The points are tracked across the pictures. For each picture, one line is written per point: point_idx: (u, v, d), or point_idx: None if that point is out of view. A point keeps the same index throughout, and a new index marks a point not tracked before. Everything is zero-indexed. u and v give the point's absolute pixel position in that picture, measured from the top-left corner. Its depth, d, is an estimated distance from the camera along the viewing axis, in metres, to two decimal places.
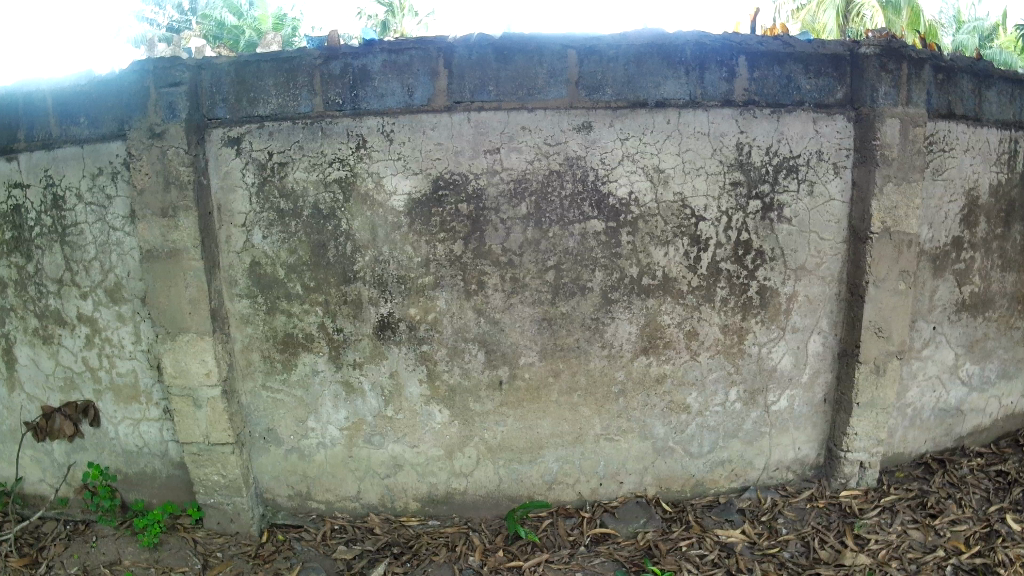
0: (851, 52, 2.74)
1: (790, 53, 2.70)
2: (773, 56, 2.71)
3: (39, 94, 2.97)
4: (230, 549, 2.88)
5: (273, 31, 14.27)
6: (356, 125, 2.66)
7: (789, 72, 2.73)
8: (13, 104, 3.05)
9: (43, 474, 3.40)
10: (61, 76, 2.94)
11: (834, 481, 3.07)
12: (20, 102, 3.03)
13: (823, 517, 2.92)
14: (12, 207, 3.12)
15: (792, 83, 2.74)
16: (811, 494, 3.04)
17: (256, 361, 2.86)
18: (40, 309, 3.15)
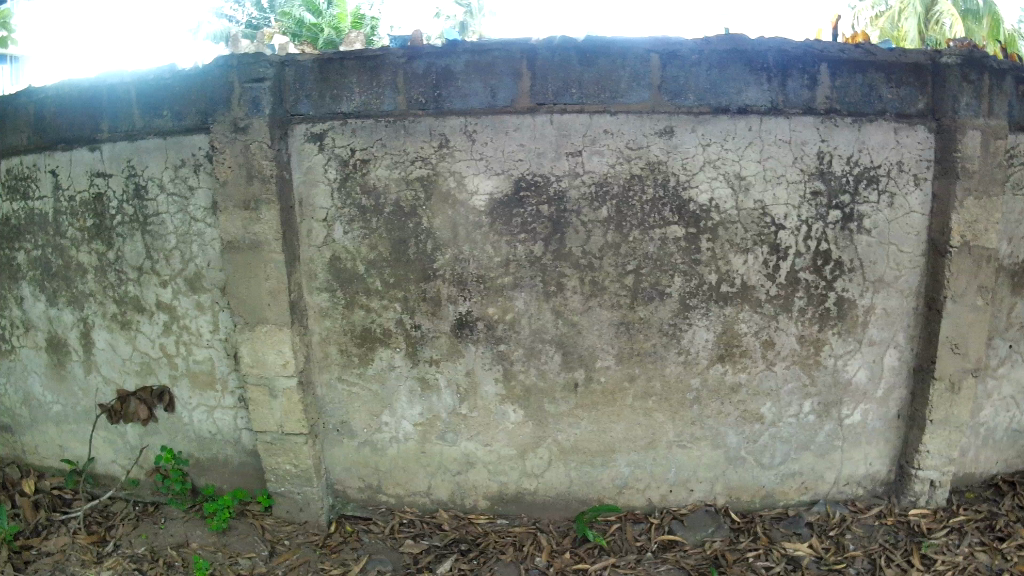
0: (933, 61, 2.70)
1: (871, 62, 2.67)
2: (855, 64, 2.67)
3: (123, 85, 3.04)
4: (298, 538, 2.93)
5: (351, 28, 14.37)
6: (439, 124, 2.68)
7: (871, 81, 2.69)
8: (96, 95, 3.11)
9: (115, 455, 3.51)
10: (146, 69, 3.00)
11: (903, 499, 3.02)
12: (103, 93, 3.09)
13: (891, 535, 2.86)
14: (94, 195, 3.19)
15: (873, 92, 2.70)
16: (880, 511, 2.99)
17: (333, 354, 2.89)
18: (119, 295, 3.23)
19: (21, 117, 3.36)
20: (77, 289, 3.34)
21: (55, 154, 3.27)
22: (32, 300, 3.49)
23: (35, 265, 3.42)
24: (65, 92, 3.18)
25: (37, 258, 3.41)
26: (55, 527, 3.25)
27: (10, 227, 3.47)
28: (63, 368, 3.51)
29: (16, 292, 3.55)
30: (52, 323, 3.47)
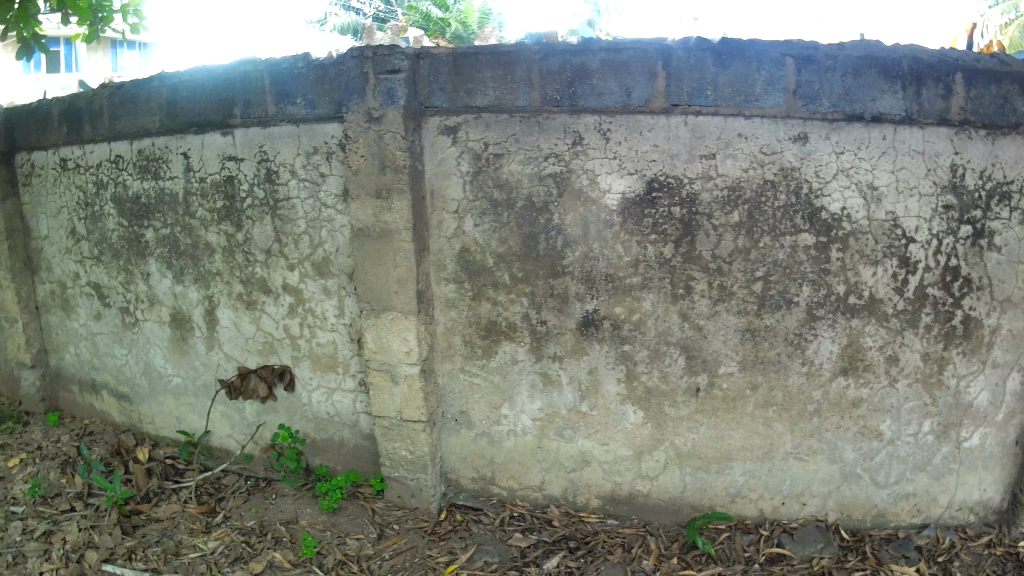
0: None
1: (1007, 72, 2.59)
2: (989, 74, 2.58)
3: (256, 72, 3.07)
4: (407, 523, 3.01)
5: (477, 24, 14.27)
6: (574, 121, 2.69)
7: (1005, 92, 2.60)
8: (228, 81, 3.16)
9: (231, 430, 3.63)
10: (279, 56, 3.02)
11: (1014, 530, 2.89)
12: (236, 79, 3.13)
13: (999, 566, 2.76)
14: (225, 178, 3.29)
15: (1007, 104, 2.60)
16: (990, 541, 2.88)
17: (457, 345, 2.95)
18: (246, 275, 3.32)
19: (152, 102, 3.44)
20: (204, 269, 3.45)
21: (188, 137, 3.37)
22: (159, 276, 3.65)
23: (163, 243, 3.58)
24: (197, 78, 3.25)
25: (166, 236, 3.56)
26: (165, 495, 3.44)
27: (141, 205, 3.63)
28: (186, 343, 3.64)
29: (142, 268, 3.72)
30: (177, 300, 3.61)
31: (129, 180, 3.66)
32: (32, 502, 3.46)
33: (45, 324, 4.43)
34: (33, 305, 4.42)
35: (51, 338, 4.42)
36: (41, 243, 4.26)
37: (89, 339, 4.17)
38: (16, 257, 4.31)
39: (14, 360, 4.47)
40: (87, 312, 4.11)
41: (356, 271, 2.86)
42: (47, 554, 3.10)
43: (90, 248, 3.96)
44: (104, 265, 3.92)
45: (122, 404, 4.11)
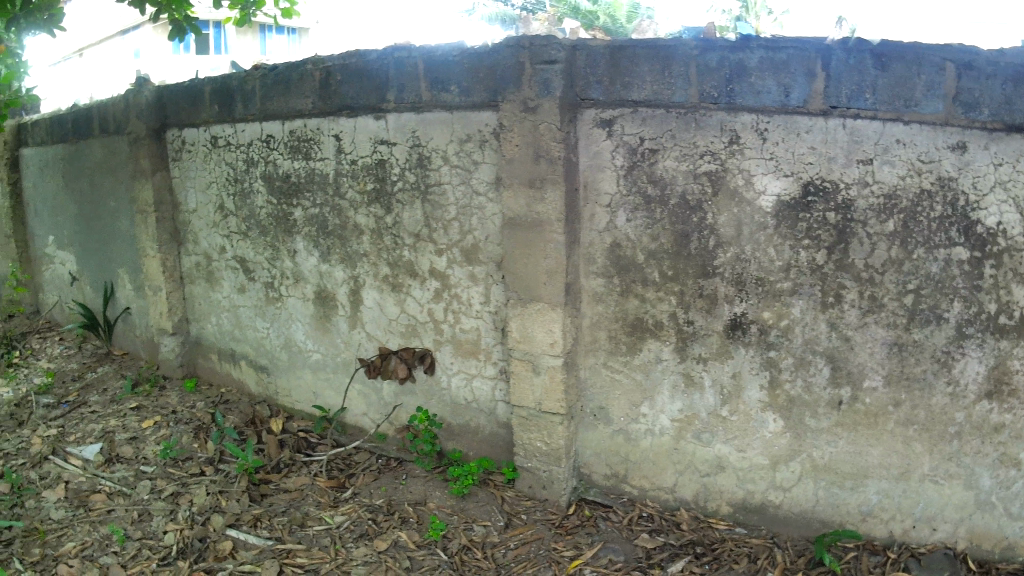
0: None
1: None
2: None
3: (411, 59, 3.12)
4: (535, 514, 3.08)
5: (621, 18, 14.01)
6: (731, 119, 2.66)
7: None
8: (383, 65, 3.22)
9: (367, 408, 3.71)
10: (434, 44, 3.07)
11: None
12: (390, 63, 3.19)
13: None
14: (377, 161, 3.35)
15: None
16: None
17: (601, 340, 2.99)
18: (394, 258, 3.39)
19: (305, 83, 3.53)
20: (351, 249, 3.54)
21: (340, 120, 3.45)
22: (305, 254, 3.75)
23: (312, 222, 3.68)
24: (350, 63, 3.32)
25: (315, 215, 3.66)
26: (295, 467, 3.62)
27: (290, 184, 3.74)
28: (328, 321, 3.74)
29: (289, 246, 3.83)
30: (322, 278, 3.71)
31: (280, 159, 3.77)
32: (164, 463, 3.73)
33: (189, 293, 4.60)
34: (179, 276, 4.60)
35: (193, 308, 4.59)
36: (190, 216, 4.42)
37: (231, 310, 4.31)
38: (163, 229, 4.49)
39: (158, 327, 4.68)
40: (231, 285, 4.25)
41: (506, 259, 2.97)
42: (171, 514, 3.34)
43: (238, 224, 4.09)
44: (250, 240, 4.04)
45: (259, 375, 4.23)
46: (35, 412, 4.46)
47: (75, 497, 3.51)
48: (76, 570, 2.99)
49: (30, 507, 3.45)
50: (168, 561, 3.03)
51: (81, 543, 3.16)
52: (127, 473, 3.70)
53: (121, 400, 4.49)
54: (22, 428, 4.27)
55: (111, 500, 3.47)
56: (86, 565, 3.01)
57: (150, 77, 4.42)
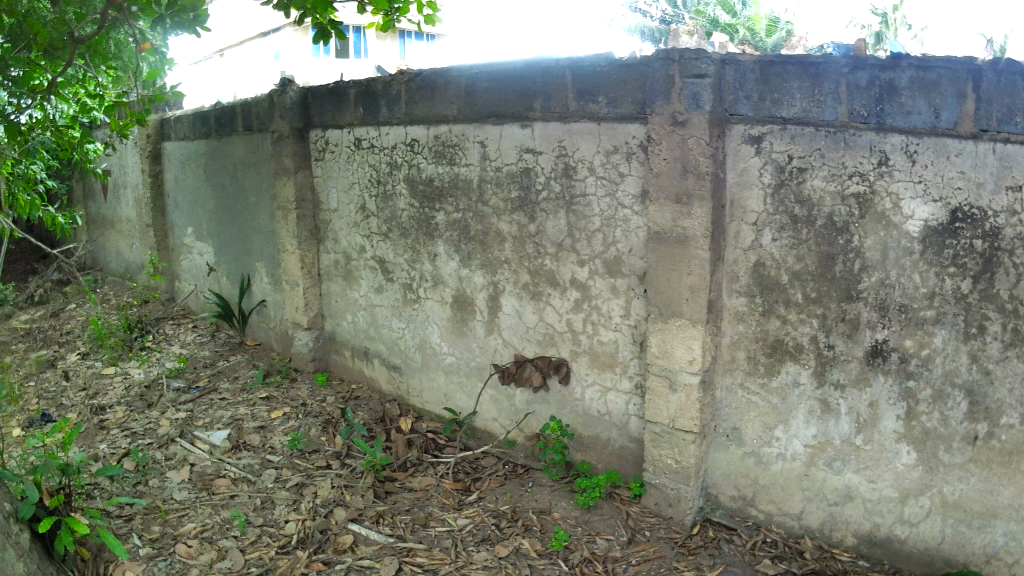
0: None
1: None
2: None
3: (559, 68, 3.15)
4: (659, 531, 3.05)
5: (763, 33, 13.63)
6: (881, 140, 2.55)
7: None
8: (530, 74, 3.26)
9: (498, 413, 3.74)
10: (582, 53, 3.09)
11: None
12: (538, 73, 3.22)
13: None
14: (522, 169, 3.38)
15: None
16: None
17: (740, 360, 2.96)
18: (535, 267, 3.41)
19: (451, 89, 3.60)
20: (493, 255, 3.58)
21: (486, 127, 3.49)
22: (446, 258, 3.81)
23: (454, 227, 3.73)
24: (496, 70, 3.38)
25: (457, 220, 3.71)
26: (421, 467, 3.68)
27: (434, 188, 3.79)
28: (465, 325, 3.80)
29: (430, 249, 3.89)
30: (462, 282, 3.76)
31: (424, 164, 3.83)
32: (291, 454, 3.87)
33: (326, 290, 4.72)
34: (316, 273, 4.72)
35: (330, 305, 4.70)
36: (330, 215, 4.54)
37: (368, 309, 4.40)
38: (304, 226, 4.63)
39: (293, 321, 4.82)
40: (369, 284, 4.34)
41: (650, 272, 2.99)
42: (294, 504, 3.46)
43: (379, 225, 4.18)
44: (390, 241, 4.12)
45: (391, 374, 4.31)
46: (165, 396, 4.70)
47: (199, 480, 3.66)
48: (194, 550, 3.12)
49: (153, 485, 3.60)
50: (285, 550, 3.13)
51: (202, 524, 3.30)
52: (253, 461, 3.84)
53: (252, 389, 4.66)
54: (151, 411, 4.52)
55: (234, 486, 3.61)
56: (205, 547, 3.15)
57: (295, 78, 4.55)
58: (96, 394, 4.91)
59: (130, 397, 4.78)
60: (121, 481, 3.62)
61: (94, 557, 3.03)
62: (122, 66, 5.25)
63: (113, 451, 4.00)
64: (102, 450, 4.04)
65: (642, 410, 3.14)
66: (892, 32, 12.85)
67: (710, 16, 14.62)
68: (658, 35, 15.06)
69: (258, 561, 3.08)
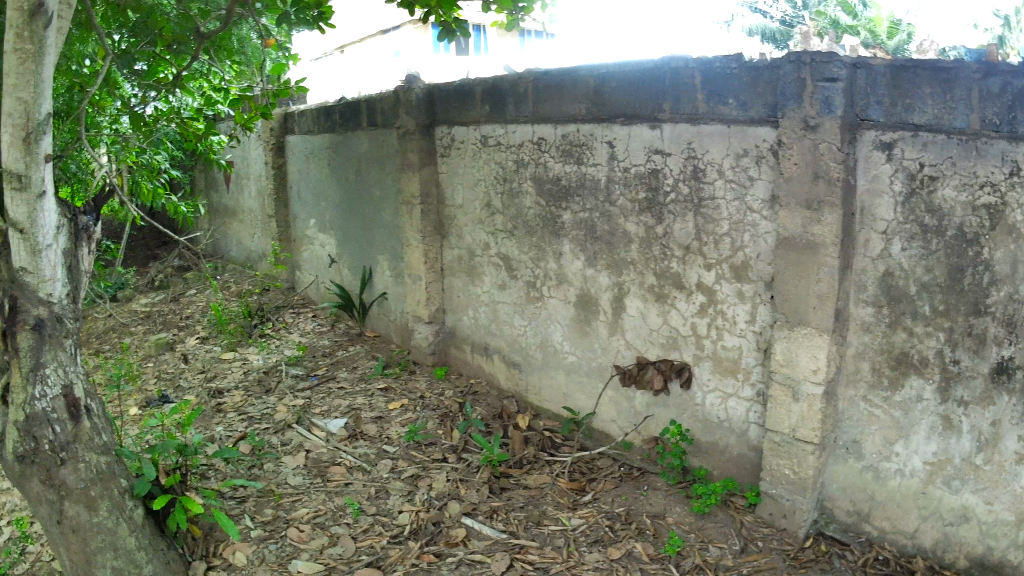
0: None
1: None
2: None
3: (688, 70, 3.12)
4: (772, 542, 3.00)
5: (885, 34, 13.24)
6: (1013, 149, 2.42)
7: None
8: (659, 75, 3.24)
9: (617, 415, 3.73)
10: (712, 55, 3.05)
11: None
12: (667, 74, 3.20)
13: None
14: (651, 170, 3.36)
15: None
16: None
17: (864, 371, 2.87)
18: (662, 269, 3.38)
19: (580, 89, 3.60)
20: (619, 256, 3.56)
21: (614, 127, 3.48)
22: (571, 258, 3.82)
23: (581, 226, 3.73)
24: (625, 71, 3.37)
25: (584, 220, 3.71)
26: (538, 465, 3.70)
27: (561, 187, 3.80)
28: (588, 325, 3.79)
29: (556, 248, 3.90)
30: (586, 282, 3.76)
31: (551, 162, 3.84)
32: (407, 445, 3.93)
33: (449, 285, 4.78)
34: (439, 268, 4.78)
35: (452, 300, 4.76)
36: (455, 211, 4.59)
37: (490, 306, 4.44)
38: (428, 221, 4.70)
39: (414, 314, 4.89)
40: (492, 281, 4.38)
41: (778, 280, 2.94)
42: (410, 495, 3.53)
43: (504, 222, 4.21)
44: (516, 238, 4.15)
45: (511, 371, 4.34)
46: (283, 383, 4.84)
47: (315, 466, 3.76)
48: (306, 536, 3.25)
49: (268, 469, 3.72)
50: (398, 540, 3.21)
51: (315, 510, 3.41)
52: (369, 450, 3.92)
53: (370, 379, 4.77)
54: (268, 396, 4.66)
55: (350, 474, 3.70)
56: (316, 533, 3.27)
57: (420, 75, 4.62)
58: (214, 378, 5.09)
59: (248, 382, 4.93)
60: (237, 463, 3.75)
61: (207, 535, 3.36)
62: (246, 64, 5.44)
63: (228, 435, 4.12)
64: (219, 433, 4.17)
65: (763, 419, 3.09)
66: (1016, 32, 12.37)
67: (830, 16, 14.28)
68: (779, 35, 14.77)
69: (369, 549, 3.18)
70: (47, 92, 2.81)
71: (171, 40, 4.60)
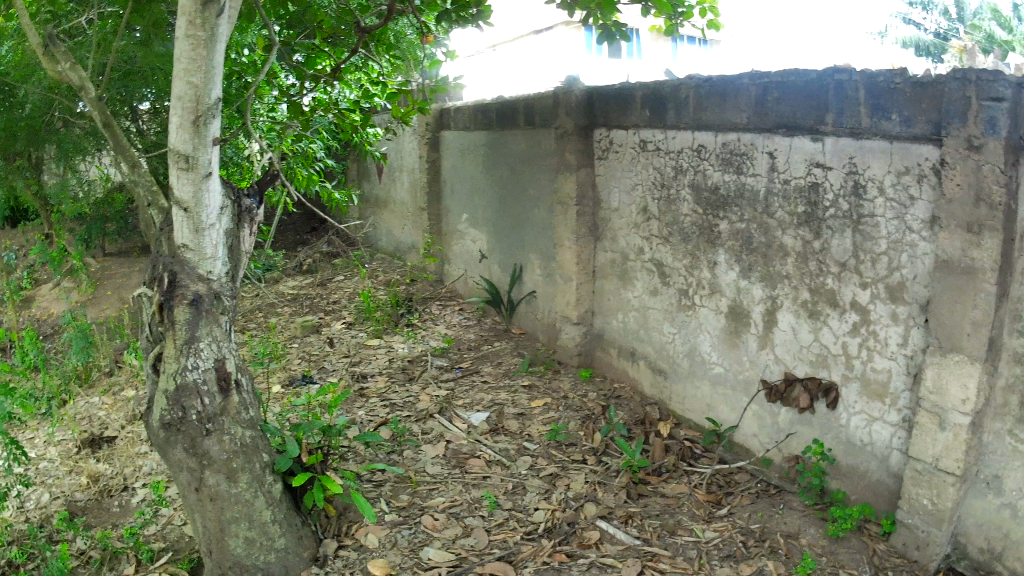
0: None
1: None
2: None
3: (852, 83, 3.03)
4: (902, 573, 2.91)
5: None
6: None
7: None
8: (823, 87, 3.17)
9: (759, 430, 3.67)
10: (877, 68, 2.96)
11: None
12: (830, 86, 3.13)
13: None
14: (810, 184, 3.29)
15: None
16: None
17: (1013, 405, 2.72)
18: (816, 285, 3.31)
19: (742, 98, 3.55)
20: (775, 269, 3.50)
21: (776, 138, 3.42)
22: (726, 268, 3.77)
23: (737, 236, 3.68)
24: (788, 81, 3.31)
25: (741, 230, 3.66)
26: (676, 473, 3.68)
27: (719, 196, 3.76)
28: (738, 337, 3.74)
29: (711, 257, 3.86)
30: (739, 293, 3.71)
31: (710, 170, 3.80)
32: (549, 445, 3.99)
33: (599, 288, 4.78)
34: (591, 269, 4.80)
35: (601, 303, 4.76)
36: (610, 214, 4.59)
37: (640, 311, 4.42)
38: (583, 223, 4.72)
39: (563, 315, 4.94)
40: (644, 286, 4.36)
41: (934, 303, 2.83)
42: (547, 493, 3.60)
43: (659, 228, 4.18)
44: (670, 245, 4.12)
45: (656, 378, 4.31)
46: (426, 372, 4.98)
47: (453, 457, 3.90)
48: (440, 524, 3.38)
49: (407, 456, 3.88)
50: (532, 537, 3.28)
51: (452, 500, 3.55)
52: (510, 445, 4.02)
53: (516, 375, 4.87)
54: (412, 385, 4.80)
55: (488, 468, 3.82)
56: (451, 522, 3.39)
57: (581, 78, 4.67)
58: (358, 362, 5.24)
59: (391, 369, 5.07)
60: (376, 448, 3.92)
61: (340, 514, 3.46)
62: (404, 57, 5.56)
63: (370, 419, 4.29)
64: (362, 416, 4.33)
65: (908, 446, 3.00)
66: None
67: (986, 31, 13.78)
68: (935, 48, 14.28)
69: (503, 543, 3.26)
70: (218, 77, 2.92)
71: (330, 33, 4.82)
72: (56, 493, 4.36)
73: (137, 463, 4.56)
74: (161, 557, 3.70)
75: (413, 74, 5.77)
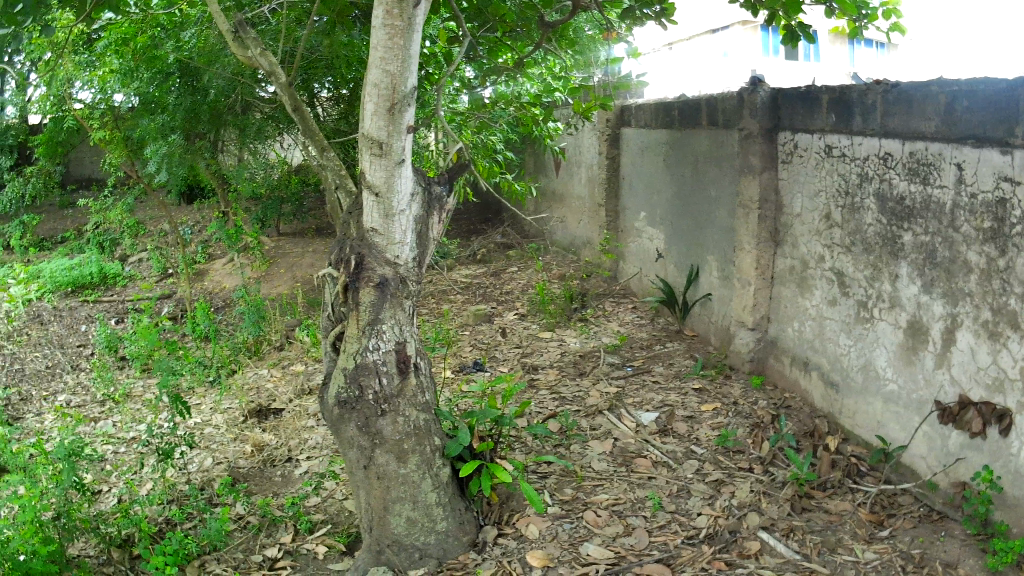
0: None
1: None
2: None
3: None
4: None
5: None
6: None
7: None
8: (1014, 98, 3.02)
9: (928, 452, 3.60)
10: None
11: None
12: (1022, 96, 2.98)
13: None
14: (998, 198, 3.19)
15: None
16: None
17: None
18: (999, 304, 3.20)
19: (931, 105, 3.47)
20: (957, 285, 3.41)
21: (964, 148, 3.34)
22: (907, 281, 3.69)
23: (921, 250, 3.60)
24: (978, 90, 3.19)
25: (925, 243, 3.58)
26: (841, 490, 3.65)
27: (904, 207, 3.69)
28: (915, 353, 3.67)
29: (892, 270, 3.79)
30: (918, 309, 3.64)
31: (896, 179, 3.73)
32: (717, 450, 4.01)
33: (776, 294, 4.76)
34: (770, 275, 4.77)
35: (777, 309, 4.74)
36: (793, 219, 4.55)
37: (816, 320, 4.38)
38: (764, 227, 4.70)
39: (738, 320, 4.94)
40: (822, 296, 4.31)
41: None
42: (712, 498, 3.62)
43: (842, 237, 4.13)
44: (852, 254, 4.06)
45: (827, 391, 4.27)
46: (598, 368, 5.09)
47: (620, 455, 3.98)
48: (603, 520, 3.46)
49: (575, 451, 4.02)
50: (693, 541, 3.32)
51: (616, 497, 3.62)
52: (677, 447, 4.07)
53: (686, 377, 4.90)
54: (583, 379, 4.92)
55: (654, 468, 3.88)
56: (613, 520, 3.47)
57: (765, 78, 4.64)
58: (529, 354, 5.40)
59: (564, 362, 5.22)
60: (544, 440, 4.08)
61: (503, 503, 3.57)
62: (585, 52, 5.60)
63: (540, 411, 4.47)
64: (532, 407, 4.53)
65: None
66: None
67: None
68: None
69: (664, 545, 3.31)
70: (416, 67, 3.06)
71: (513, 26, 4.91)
72: (218, 458, 4.66)
73: (301, 436, 4.82)
74: (320, 529, 3.90)
75: (594, 70, 5.83)
